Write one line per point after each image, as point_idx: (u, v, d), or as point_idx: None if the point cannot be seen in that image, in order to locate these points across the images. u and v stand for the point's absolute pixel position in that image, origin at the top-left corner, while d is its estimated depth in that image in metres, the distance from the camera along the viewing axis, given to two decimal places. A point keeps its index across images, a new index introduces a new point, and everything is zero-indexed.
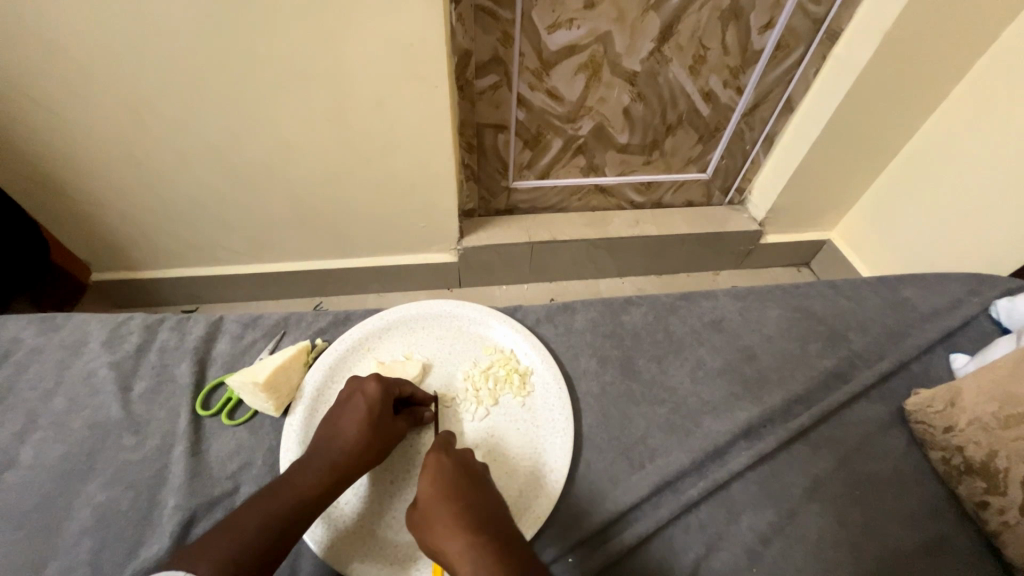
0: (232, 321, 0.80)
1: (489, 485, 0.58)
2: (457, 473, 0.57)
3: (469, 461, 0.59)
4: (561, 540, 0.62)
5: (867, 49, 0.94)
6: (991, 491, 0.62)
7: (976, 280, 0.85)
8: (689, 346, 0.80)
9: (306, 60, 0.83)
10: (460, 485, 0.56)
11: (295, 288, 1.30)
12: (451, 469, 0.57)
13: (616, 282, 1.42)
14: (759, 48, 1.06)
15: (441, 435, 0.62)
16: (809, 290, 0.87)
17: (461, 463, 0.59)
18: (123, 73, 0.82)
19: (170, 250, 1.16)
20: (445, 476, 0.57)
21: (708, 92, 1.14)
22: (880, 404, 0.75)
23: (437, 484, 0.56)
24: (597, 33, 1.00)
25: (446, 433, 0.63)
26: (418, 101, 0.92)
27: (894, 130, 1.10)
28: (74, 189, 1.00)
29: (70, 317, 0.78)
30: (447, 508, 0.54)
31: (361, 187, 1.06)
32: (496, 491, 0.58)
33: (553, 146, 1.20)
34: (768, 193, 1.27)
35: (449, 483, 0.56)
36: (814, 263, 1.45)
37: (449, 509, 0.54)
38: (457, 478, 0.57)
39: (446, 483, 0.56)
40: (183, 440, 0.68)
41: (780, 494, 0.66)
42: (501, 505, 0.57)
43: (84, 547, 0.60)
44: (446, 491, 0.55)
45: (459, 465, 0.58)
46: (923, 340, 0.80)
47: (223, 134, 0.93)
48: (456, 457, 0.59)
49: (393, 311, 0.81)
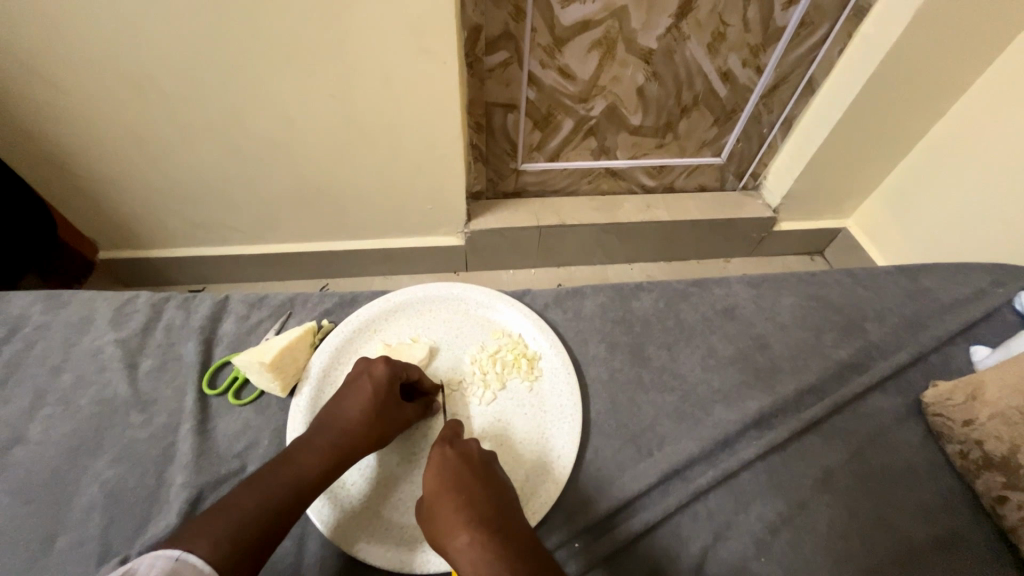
0: (237, 301, 0.79)
1: (497, 472, 0.58)
2: (461, 463, 0.56)
3: (474, 451, 0.58)
4: (553, 533, 0.62)
5: (897, 26, 0.90)
6: (1011, 486, 0.60)
7: (999, 270, 0.83)
8: (701, 334, 0.79)
9: (314, 36, 0.81)
10: (465, 477, 0.55)
11: (302, 269, 1.29)
12: (455, 461, 0.56)
13: (625, 268, 1.40)
14: (781, 25, 1.02)
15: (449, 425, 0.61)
16: (825, 278, 0.84)
17: (464, 453, 0.58)
18: (125, 46, 0.80)
19: (177, 228, 1.15)
20: (448, 467, 0.56)
21: (726, 72, 1.10)
22: (896, 396, 0.73)
23: (441, 475, 0.55)
24: (613, 8, 0.96)
25: (453, 423, 0.62)
26: (428, 77, 0.89)
27: (919, 115, 1.06)
28: (78, 165, 0.99)
29: (77, 295, 0.78)
30: (450, 498, 0.53)
31: (368, 167, 1.04)
32: (507, 480, 0.58)
33: (564, 127, 1.18)
34: (783, 178, 1.24)
35: (452, 474, 0.55)
36: (828, 252, 1.42)
37: (452, 500, 0.53)
38: (460, 468, 0.56)
39: (449, 474, 0.55)
40: (190, 418, 0.68)
41: (790, 485, 0.65)
42: (509, 498, 0.55)
43: (92, 523, 0.60)
44: (449, 482, 0.54)
45: (463, 456, 0.57)
46: (944, 331, 0.78)
47: (229, 111, 0.91)
48: (461, 449, 0.58)
49: (400, 293, 0.81)
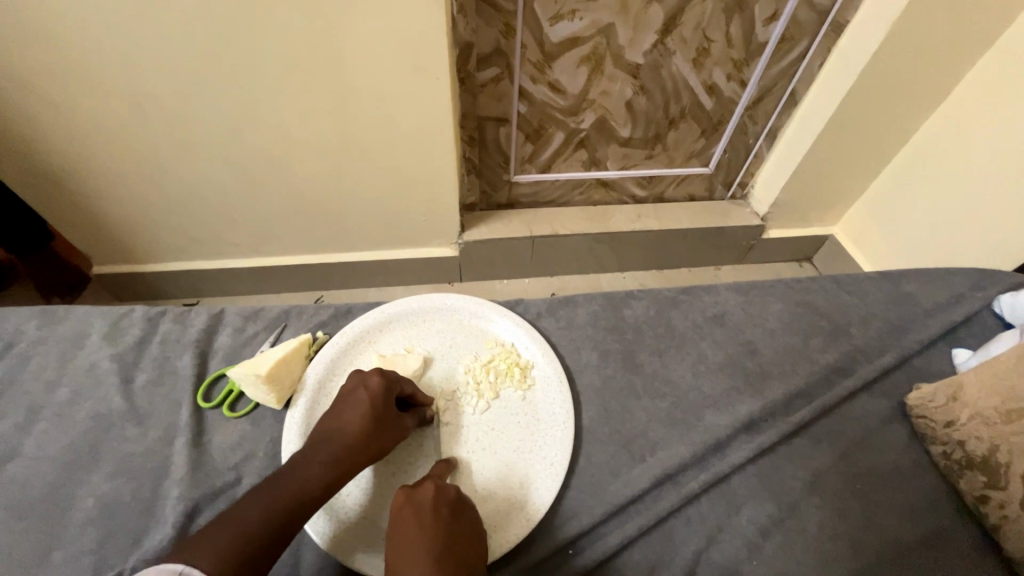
0: (232, 314, 0.80)
1: (455, 518, 0.57)
2: (410, 515, 0.56)
3: (427, 500, 0.57)
4: (539, 547, 0.62)
5: (872, 41, 0.93)
6: (991, 485, 0.62)
7: (979, 275, 0.85)
8: (691, 340, 0.80)
9: (308, 53, 0.83)
10: (412, 534, 0.54)
11: (297, 282, 1.30)
12: (407, 517, 0.56)
13: (617, 277, 1.41)
14: (763, 40, 1.05)
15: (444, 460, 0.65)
16: (812, 284, 0.86)
17: (416, 504, 0.57)
18: (123, 65, 0.82)
19: (172, 243, 1.16)
20: (398, 523, 0.56)
21: (711, 86, 1.13)
22: (882, 399, 0.75)
23: (393, 532, 0.55)
24: (600, 25, 0.99)
25: (442, 461, 0.65)
26: (420, 93, 0.91)
27: (900, 125, 1.09)
28: (74, 182, 1.00)
29: (72, 309, 0.79)
30: (397, 560, 0.53)
31: (362, 180, 1.06)
32: (478, 520, 0.58)
33: (555, 139, 1.20)
34: (770, 188, 1.27)
35: (401, 530, 0.55)
36: (816, 258, 1.44)
37: (398, 563, 0.53)
38: (407, 523, 0.55)
39: (397, 533, 0.55)
40: (185, 432, 0.68)
41: (781, 488, 0.66)
42: (460, 553, 0.54)
43: (87, 538, 0.60)
44: (399, 541, 0.54)
45: (414, 508, 0.56)
46: (926, 335, 0.79)
47: (224, 126, 0.93)
48: (413, 500, 0.57)
49: (394, 305, 0.81)
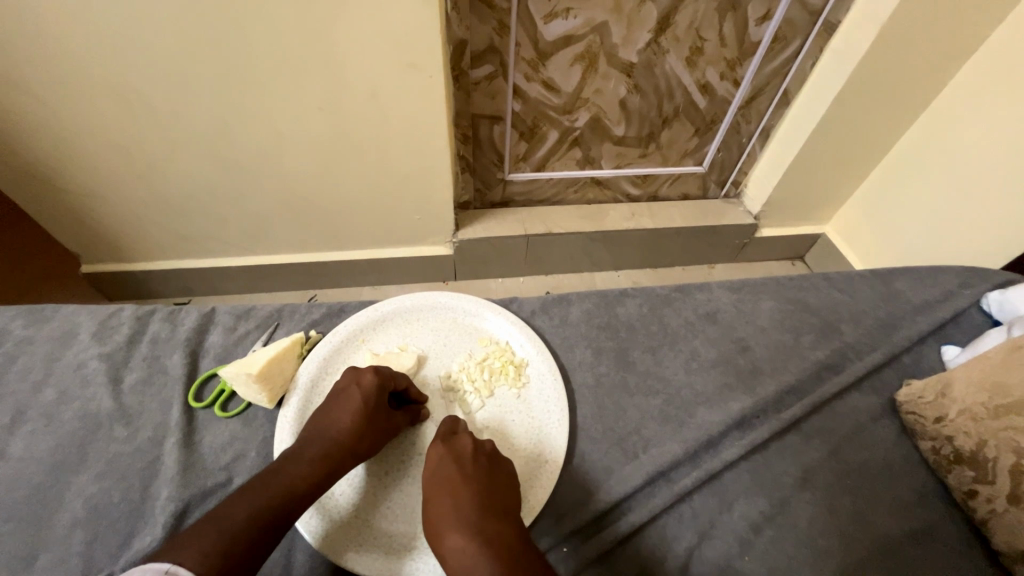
0: (224, 312, 0.80)
1: (496, 467, 0.60)
2: (452, 462, 0.59)
3: (467, 449, 0.60)
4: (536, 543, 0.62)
5: (864, 41, 0.94)
6: (979, 479, 0.62)
7: (968, 273, 0.86)
8: (684, 338, 0.80)
9: (301, 51, 0.83)
10: (455, 477, 0.57)
11: (290, 280, 1.29)
12: (449, 463, 0.59)
13: (611, 275, 1.42)
14: (756, 40, 1.05)
15: (447, 423, 0.64)
16: (803, 282, 0.87)
17: (456, 453, 0.60)
18: (112, 61, 0.81)
19: (163, 241, 1.15)
20: (439, 469, 0.59)
21: (705, 84, 1.13)
22: (872, 396, 0.75)
23: (433, 476, 0.58)
24: (594, 23, 0.99)
25: (453, 419, 0.65)
26: (413, 91, 0.91)
27: (890, 125, 1.10)
28: (62, 180, 0.99)
29: (60, 309, 0.78)
30: (441, 498, 0.56)
31: (355, 178, 1.05)
32: (512, 471, 0.61)
33: (550, 137, 1.20)
34: (763, 185, 1.27)
35: (442, 475, 0.58)
36: (808, 257, 1.45)
37: (442, 502, 0.56)
38: (448, 468, 0.58)
39: (439, 477, 0.58)
40: (175, 432, 0.67)
41: (771, 484, 0.67)
42: (503, 496, 0.58)
43: (75, 539, 0.60)
44: (440, 483, 0.57)
45: (455, 456, 0.60)
46: (916, 332, 0.80)
47: (215, 123, 0.92)
48: (454, 449, 0.60)
49: (388, 302, 0.81)
